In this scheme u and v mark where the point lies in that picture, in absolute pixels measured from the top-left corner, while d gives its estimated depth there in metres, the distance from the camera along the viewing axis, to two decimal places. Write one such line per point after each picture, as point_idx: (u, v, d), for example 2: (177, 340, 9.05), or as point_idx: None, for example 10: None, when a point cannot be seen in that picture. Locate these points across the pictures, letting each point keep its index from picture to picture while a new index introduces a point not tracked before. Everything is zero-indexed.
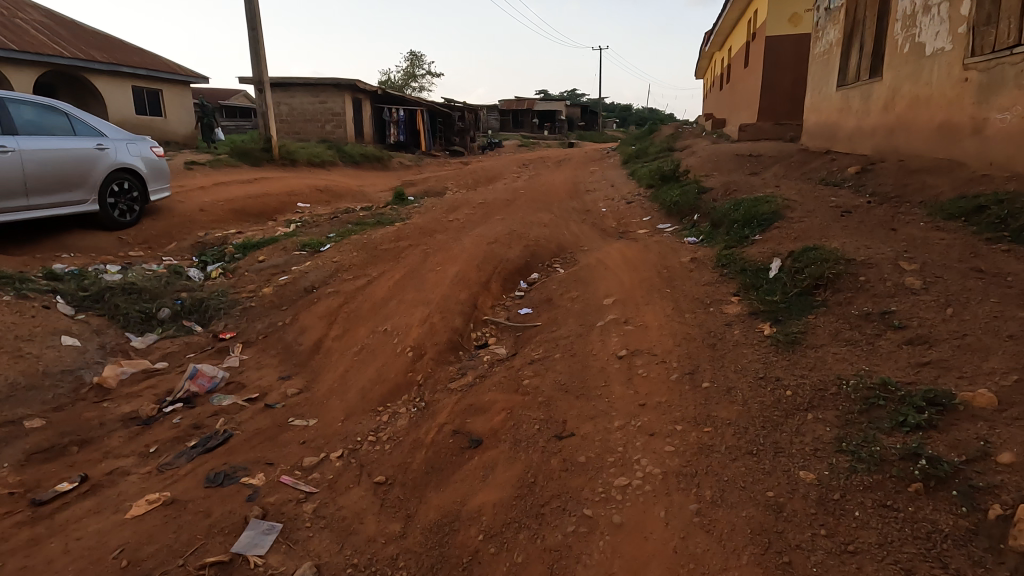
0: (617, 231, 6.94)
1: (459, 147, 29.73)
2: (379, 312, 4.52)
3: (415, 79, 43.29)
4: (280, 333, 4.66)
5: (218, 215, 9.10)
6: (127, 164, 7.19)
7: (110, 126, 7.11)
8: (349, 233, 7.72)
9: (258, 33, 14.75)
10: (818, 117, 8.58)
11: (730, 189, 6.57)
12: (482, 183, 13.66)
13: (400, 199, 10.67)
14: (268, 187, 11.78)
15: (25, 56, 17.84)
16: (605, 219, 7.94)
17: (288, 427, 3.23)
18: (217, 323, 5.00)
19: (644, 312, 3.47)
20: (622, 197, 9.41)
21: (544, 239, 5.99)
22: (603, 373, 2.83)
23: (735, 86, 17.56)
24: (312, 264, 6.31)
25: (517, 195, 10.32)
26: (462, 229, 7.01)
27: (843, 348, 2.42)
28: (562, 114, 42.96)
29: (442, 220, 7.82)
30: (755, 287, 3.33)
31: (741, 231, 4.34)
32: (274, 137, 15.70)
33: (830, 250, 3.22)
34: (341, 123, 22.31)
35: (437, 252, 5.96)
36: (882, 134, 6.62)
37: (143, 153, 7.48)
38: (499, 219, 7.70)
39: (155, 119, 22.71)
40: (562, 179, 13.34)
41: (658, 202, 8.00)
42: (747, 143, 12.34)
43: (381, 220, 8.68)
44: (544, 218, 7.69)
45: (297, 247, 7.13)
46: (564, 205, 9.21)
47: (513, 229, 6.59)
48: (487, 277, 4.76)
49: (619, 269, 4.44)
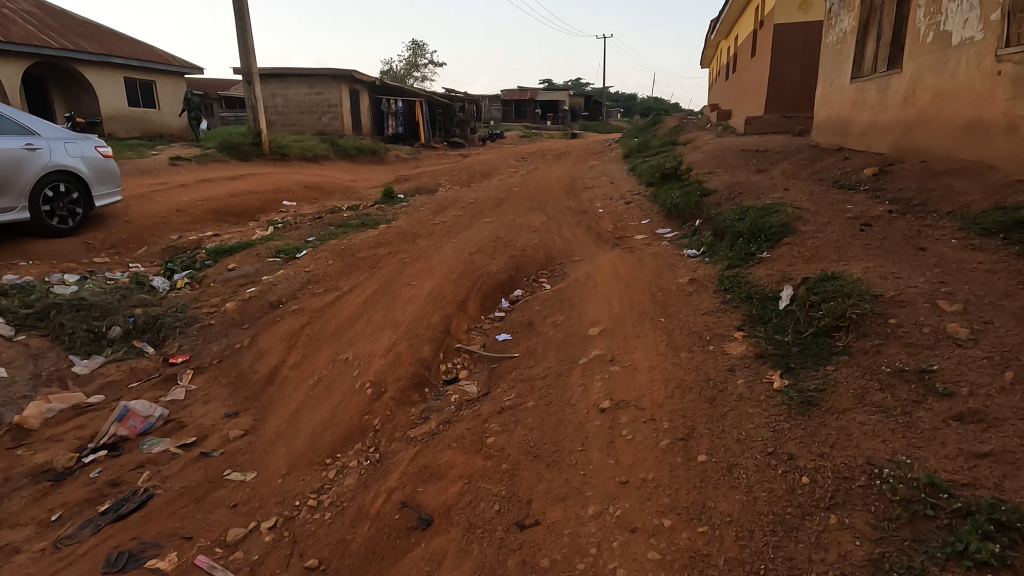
0: (613, 237, 6.46)
1: (459, 139, 29.13)
2: (342, 335, 4.07)
3: (417, 69, 42.58)
4: (236, 357, 4.23)
5: (196, 216, 8.66)
6: (65, 164, 6.69)
7: (42, 123, 6.59)
8: (329, 237, 7.26)
9: (246, 22, 14.19)
10: (830, 110, 8.03)
11: (736, 191, 6.06)
12: (478, 178, 13.17)
13: (389, 197, 10.19)
14: (254, 184, 11.32)
15: (12, 47, 17.35)
16: (602, 221, 7.45)
17: (220, 484, 2.82)
18: (171, 344, 4.57)
19: (634, 348, 3.01)
20: (621, 196, 8.91)
21: (533, 248, 5.52)
22: (581, 433, 2.39)
23: (741, 75, 16.91)
24: (284, 273, 5.88)
25: (511, 193, 9.83)
26: (447, 234, 6.55)
27: (872, 416, 1.97)
28: (565, 104, 42.20)
29: (428, 223, 7.36)
30: (762, 320, 2.86)
31: (746, 246, 3.86)
32: (264, 131, 15.21)
33: (852, 279, 2.74)
34: (337, 114, 21.77)
35: (416, 261, 5.50)
36: (900, 131, 6.09)
37: (83, 152, 6.91)
38: (488, 221, 7.23)
39: (148, 111, 22.24)
40: (560, 175, 12.82)
41: (658, 203, 7.50)
42: (754, 137, 11.77)
43: (366, 222, 8.22)
44: (536, 221, 7.21)
45: (272, 253, 6.69)
46: (559, 204, 8.72)
47: (500, 236, 6.12)
48: (464, 295, 4.30)
49: (609, 288, 3.97)
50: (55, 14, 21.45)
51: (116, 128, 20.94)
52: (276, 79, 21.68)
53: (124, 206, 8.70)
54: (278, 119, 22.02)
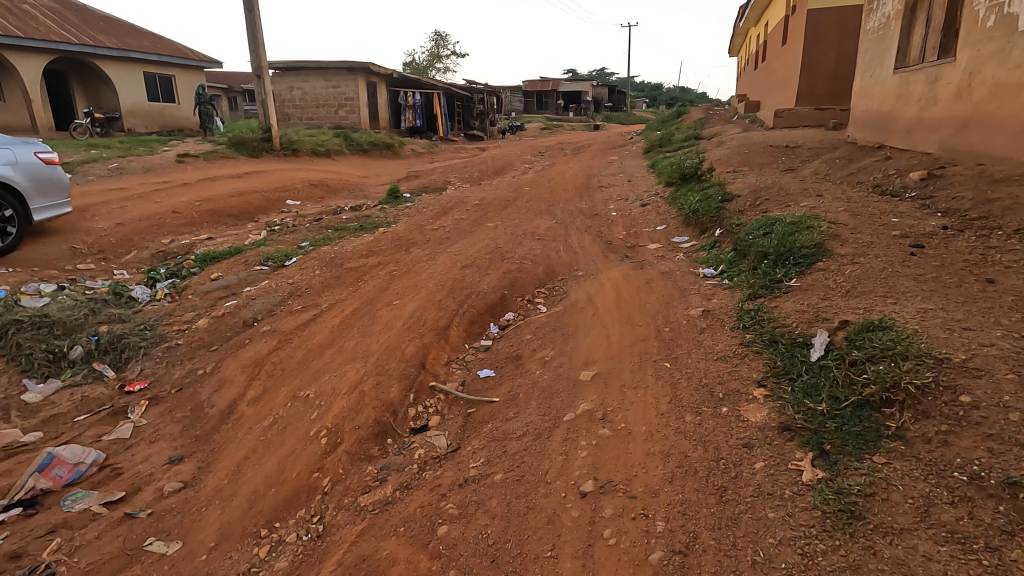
0: (624, 246, 5.91)
1: (478, 131, 28.63)
2: (308, 365, 3.64)
3: (439, 61, 42.16)
4: (195, 386, 3.84)
5: (192, 218, 8.38)
6: None
7: None
8: (322, 243, 6.86)
9: (256, 16, 13.91)
10: (869, 104, 7.29)
11: (761, 197, 5.45)
12: (490, 176, 12.65)
13: (395, 196, 9.76)
14: (259, 182, 11.04)
15: (34, 43, 17.39)
16: (613, 226, 6.90)
17: (136, 559, 2.41)
18: (133, 367, 4.20)
19: (631, 403, 2.50)
20: (637, 198, 8.30)
21: (533, 260, 5.01)
22: (554, 528, 1.91)
23: (771, 65, 16.00)
24: (267, 285, 5.49)
25: (521, 193, 9.32)
26: (444, 242, 6.07)
27: (941, 551, 1.45)
28: (588, 95, 41.19)
29: (428, 227, 6.91)
30: (789, 376, 2.33)
31: (771, 271, 3.30)
32: (274, 126, 14.95)
33: (908, 333, 2.18)
34: (354, 107, 21.43)
35: (404, 274, 5.04)
36: (952, 130, 5.39)
37: (16, 158, 6.14)
38: (492, 227, 6.73)
39: (168, 106, 22.28)
40: (576, 171, 12.22)
41: (676, 206, 6.90)
42: (784, 132, 11.00)
43: (365, 224, 7.82)
44: (542, 227, 6.69)
45: (260, 260, 6.32)
46: (570, 206, 8.18)
47: (500, 245, 5.62)
48: (447, 320, 3.82)
49: (609, 316, 3.45)
50: (76, 10, 21.52)
51: (136, 123, 21.01)
52: (294, 72, 21.47)
53: (121, 208, 8.45)
54: (296, 113, 21.84)
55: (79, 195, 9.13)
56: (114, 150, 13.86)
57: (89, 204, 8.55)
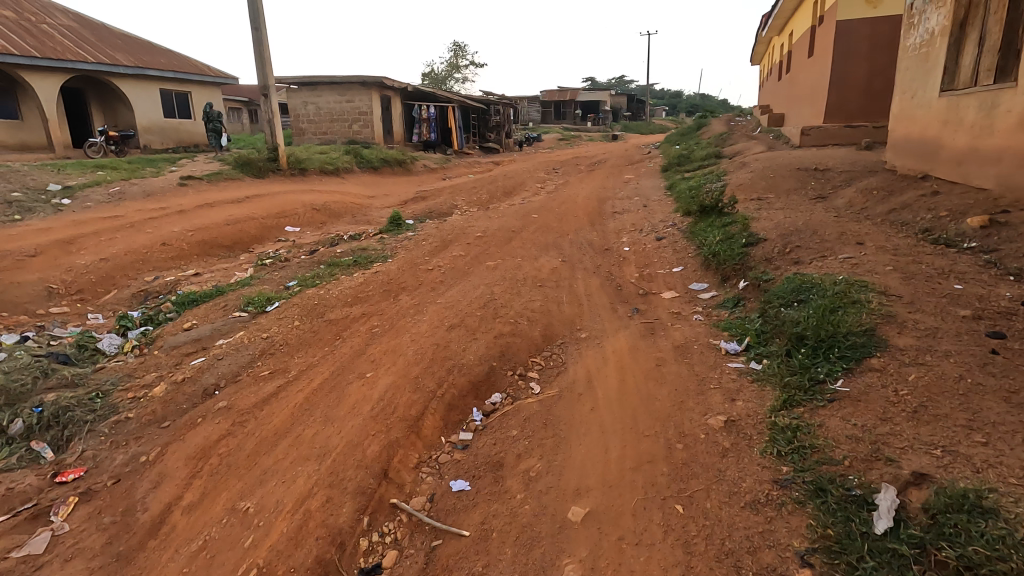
0: (635, 294, 5.31)
1: (494, 144, 28.20)
2: (256, 463, 3.10)
3: (457, 71, 41.93)
4: (133, 478, 3.33)
5: (182, 250, 8.01)
6: None
7: None
8: (310, 283, 6.39)
9: (263, 34, 13.69)
10: (910, 128, 6.58)
11: (791, 242, 4.80)
12: (500, 197, 12.11)
13: (396, 223, 9.27)
14: (260, 207, 10.70)
15: (50, 63, 17.33)
16: (624, 266, 6.32)
17: None
18: (74, 447, 3.72)
19: (630, 574, 1.95)
20: (651, 230, 7.68)
21: (531, 316, 4.43)
22: None
23: (797, 77, 15.27)
24: (240, 338, 5.01)
25: (529, 220, 8.76)
26: (437, 288, 5.54)
27: None
28: (606, 104, 40.57)
29: (424, 267, 6.39)
30: (846, 555, 1.78)
31: (809, 366, 2.69)
32: (281, 145, 14.68)
33: (1023, 527, 1.65)
34: (368, 122, 21.13)
35: (385, 333, 4.49)
36: (1013, 166, 4.71)
37: None
38: (491, 267, 6.18)
39: (184, 122, 22.28)
40: (589, 193, 11.61)
41: (694, 244, 6.29)
42: (811, 151, 10.28)
43: (359, 259, 7.35)
44: (546, 267, 6.12)
45: (240, 304, 5.86)
46: (579, 238, 7.62)
47: (495, 294, 5.07)
48: (421, 406, 3.26)
49: (610, 414, 2.86)
50: (94, 29, 21.62)
51: (152, 140, 21.01)
52: (308, 88, 21.21)
53: (111, 240, 8.11)
54: (310, 128, 21.64)
55: (73, 225, 8.83)
56: (121, 171, 13.67)
57: (79, 235, 8.22)
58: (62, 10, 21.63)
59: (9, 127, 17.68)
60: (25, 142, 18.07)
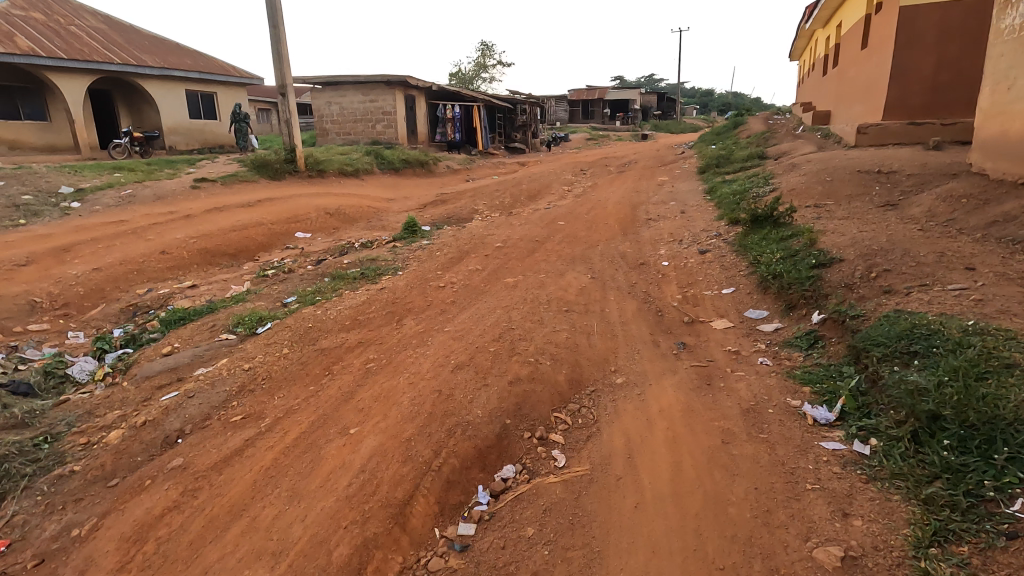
0: (679, 322, 4.49)
1: (519, 144, 27.44)
2: (198, 557, 2.41)
3: (485, 71, 41.30)
4: (56, 561, 2.67)
5: (180, 260, 7.46)
6: None
7: None
8: (309, 300, 5.75)
9: (280, 31, 13.25)
10: (1004, 126, 5.62)
11: (877, 264, 3.91)
12: (524, 202, 11.33)
13: (411, 230, 8.61)
14: (272, 211, 10.17)
15: (76, 64, 17.23)
16: (664, 284, 5.50)
17: None
18: (3, 509, 3.10)
19: None
20: (692, 242, 6.81)
21: (556, 353, 3.65)
22: None
23: (847, 70, 14.11)
24: (221, 367, 4.36)
25: (555, 228, 7.98)
26: (447, 311, 4.81)
27: None
28: (636, 103, 39.39)
29: (435, 283, 5.68)
30: None
31: (965, 474, 2.01)
32: (298, 146, 14.20)
33: None
34: (392, 122, 20.62)
35: (381, 370, 3.77)
36: None
37: None
38: (511, 285, 5.43)
39: (208, 123, 22.12)
40: (620, 197, 10.75)
41: (746, 260, 5.43)
42: (870, 152, 9.25)
43: (367, 271, 6.68)
44: (574, 285, 5.33)
45: (230, 324, 5.25)
46: (610, 250, 6.82)
47: (514, 321, 4.32)
48: (409, 485, 2.54)
49: (671, 529, 2.15)
50: (121, 31, 21.59)
51: (177, 141, 20.88)
52: (332, 88, 20.81)
53: (109, 248, 7.63)
54: (333, 128, 21.24)
55: (75, 231, 8.40)
56: (137, 173, 13.38)
57: (77, 243, 7.78)
58: (91, 12, 21.68)
59: (37, 128, 17.66)
60: (52, 143, 18.02)
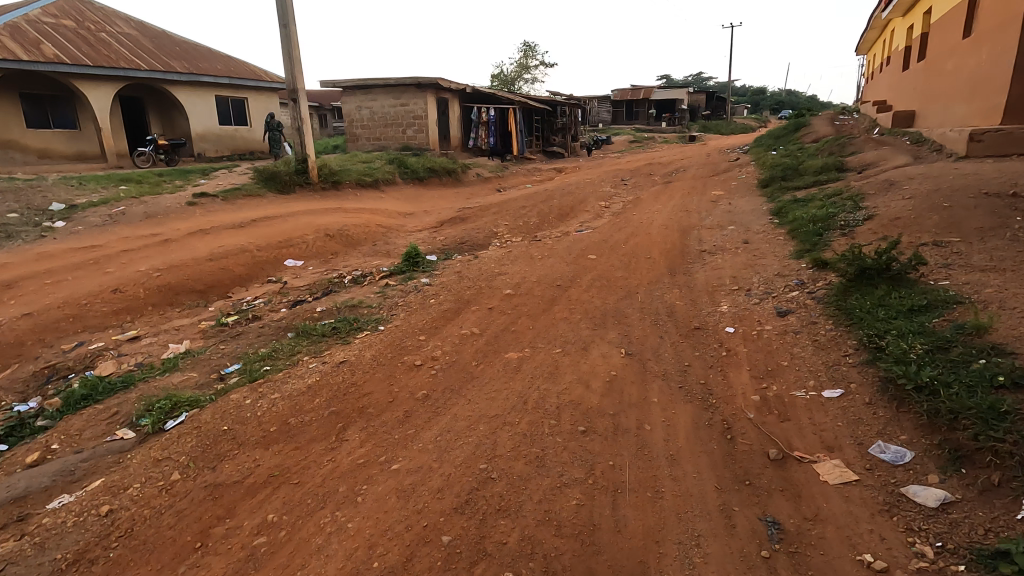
0: (761, 458, 2.86)
1: (558, 147, 25.78)
2: None
3: (528, 71, 39.77)
4: None
5: (136, 300, 6.30)
6: None
7: None
8: (251, 374, 4.37)
9: (291, 30, 12.14)
10: None
11: None
12: (552, 222, 9.77)
13: (412, 261, 7.20)
14: (266, 233, 9.01)
15: (103, 71, 16.57)
16: (733, 367, 3.84)
17: None
18: None
19: None
20: (765, 293, 5.10)
21: (553, 558, 2.19)
22: None
23: (941, 63, 11.92)
24: (78, 500, 3.03)
25: (584, 266, 6.37)
26: (411, 419, 3.32)
27: None
28: (684, 102, 37.05)
29: (413, 356, 4.21)
30: None
31: None
32: (311, 156, 13.08)
33: None
34: (423, 127, 19.40)
35: (271, 560, 2.33)
36: None
37: None
38: (512, 366, 3.90)
39: (239, 129, 21.43)
40: (667, 218, 9.02)
41: (856, 339, 3.72)
42: (992, 164, 7.26)
43: (342, 324, 5.27)
44: (600, 372, 3.73)
45: (135, 414, 3.92)
46: (653, 301, 5.22)
47: (499, 456, 2.79)
48: None
49: None
50: (153, 36, 21.18)
51: (206, 148, 20.26)
52: (362, 91, 19.68)
53: (58, 284, 6.53)
54: (364, 133, 20.04)
55: (36, 260, 7.41)
56: (143, 186, 12.55)
57: (28, 276, 6.75)
58: (123, 19, 21.36)
59: (66, 137, 17.19)
60: (82, 152, 17.57)
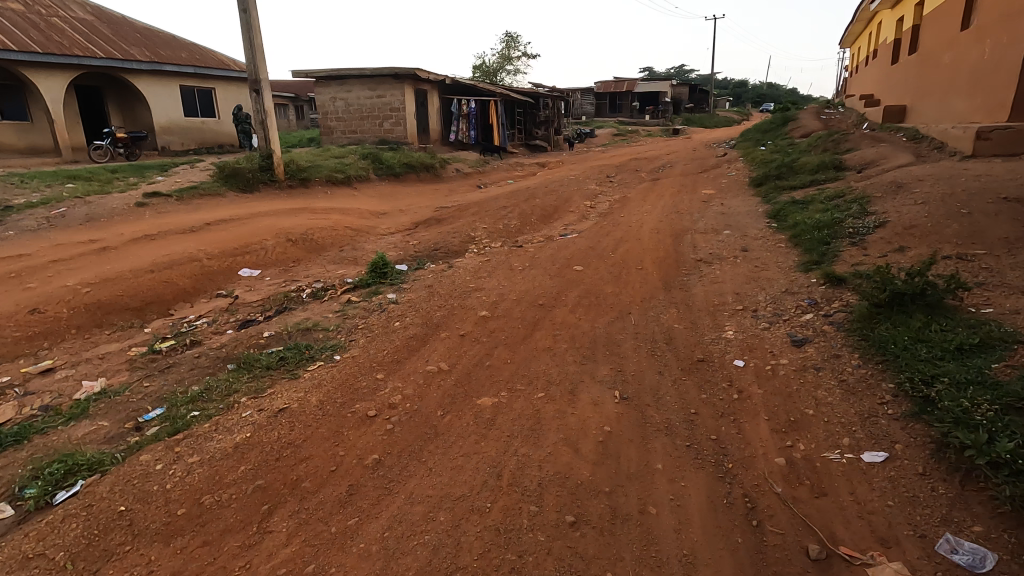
0: (799, 559, 2.24)
1: (541, 141, 25.05)
2: None
3: (511, 62, 38.85)
4: None
5: (56, 323, 5.48)
6: None
7: None
8: (173, 423, 3.63)
9: (252, 15, 11.23)
10: None
11: None
12: (534, 225, 9.09)
13: (379, 272, 6.47)
14: (220, 238, 8.18)
15: (54, 58, 15.34)
16: (748, 416, 3.20)
17: None
18: None
19: None
20: (775, 315, 4.48)
21: None
22: None
23: (936, 55, 11.46)
24: None
25: (570, 280, 5.70)
26: (355, 500, 2.63)
27: None
28: (667, 95, 36.52)
29: (366, 402, 3.51)
30: None
31: None
32: (276, 151, 12.21)
33: None
34: (400, 119, 18.50)
35: None
36: None
37: None
38: (484, 417, 3.22)
39: (207, 121, 20.28)
40: (657, 220, 8.39)
41: (895, 384, 3.12)
42: (1004, 164, 6.75)
43: (291, 353, 4.53)
44: (591, 427, 3.07)
45: (18, 484, 3.16)
46: (648, 324, 4.58)
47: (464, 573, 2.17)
48: None
49: None
50: (111, 22, 19.92)
51: (171, 141, 19.09)
52: (337, 82, 18.71)
53: None
54: (338, 125, 19.13)
55: None
56: (92, 184, 11.56)
57: None
58: (78, 4, 20.06)
59: (17, 129, 15.93)
60: (34, 145, 16.30)
